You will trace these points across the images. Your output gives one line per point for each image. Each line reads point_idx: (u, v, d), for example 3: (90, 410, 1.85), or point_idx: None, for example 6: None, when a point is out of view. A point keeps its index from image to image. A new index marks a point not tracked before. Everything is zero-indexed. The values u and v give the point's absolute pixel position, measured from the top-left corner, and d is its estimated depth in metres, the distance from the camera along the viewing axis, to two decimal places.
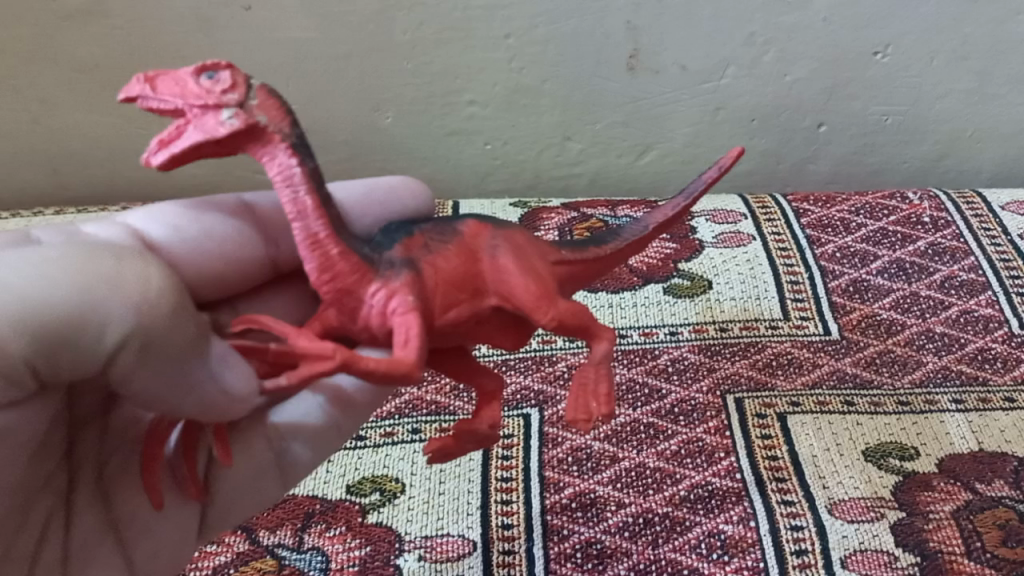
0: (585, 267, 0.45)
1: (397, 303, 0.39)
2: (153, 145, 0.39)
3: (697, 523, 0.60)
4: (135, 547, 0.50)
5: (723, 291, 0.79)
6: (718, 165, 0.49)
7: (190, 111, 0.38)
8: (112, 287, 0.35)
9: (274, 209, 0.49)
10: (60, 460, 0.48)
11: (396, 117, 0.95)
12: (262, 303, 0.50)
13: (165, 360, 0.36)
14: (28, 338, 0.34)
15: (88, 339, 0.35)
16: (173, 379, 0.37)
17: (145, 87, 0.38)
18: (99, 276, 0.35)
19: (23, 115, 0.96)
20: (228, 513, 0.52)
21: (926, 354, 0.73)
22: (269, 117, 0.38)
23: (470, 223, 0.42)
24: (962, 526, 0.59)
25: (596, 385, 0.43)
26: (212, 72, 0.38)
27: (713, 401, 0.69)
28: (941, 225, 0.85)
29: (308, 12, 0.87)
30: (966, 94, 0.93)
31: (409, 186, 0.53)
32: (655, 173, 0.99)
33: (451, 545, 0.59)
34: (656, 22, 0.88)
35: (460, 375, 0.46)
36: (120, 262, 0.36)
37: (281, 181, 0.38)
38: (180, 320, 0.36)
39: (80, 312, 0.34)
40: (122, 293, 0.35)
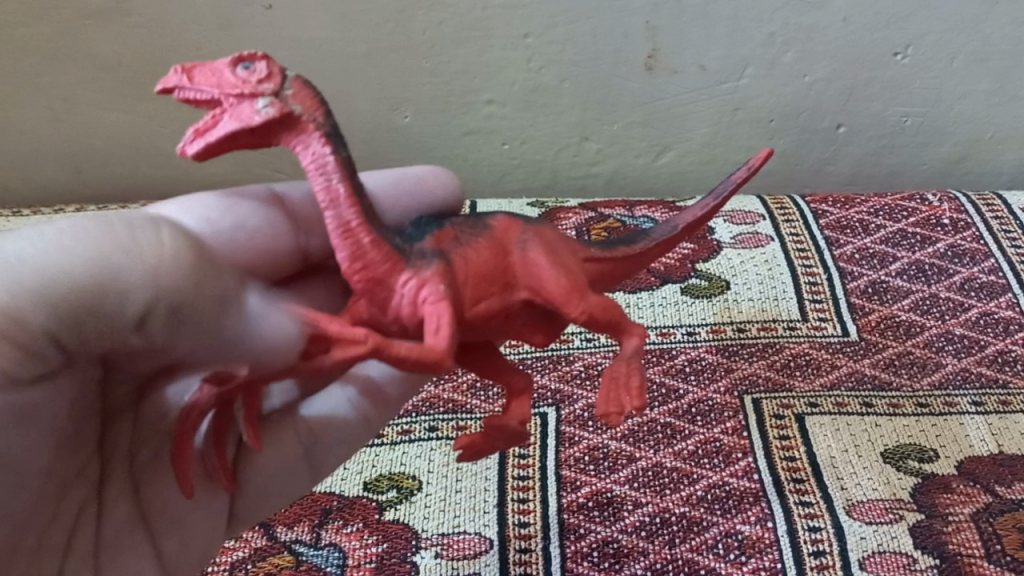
0: (615, 266, 0.45)
1: (428, 292, 0.39)
2: (188, 135, 0.39)
3: (713, 524, 0.60)
4: (166, 538, 0.51)
5: (741, 291, 0.79)
6: (747, 165, 0.48)
7: (227, 101, 0.38)
8: (132, 247, 0.36)
9: (306, 202, 0.50)
10: (93, 451, 0.49)
11: (414, 116, 0.95)
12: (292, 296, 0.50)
13: (194, 315, 0.38)
14: (57, 309, 0.36)
15: (121, 300, 0.37)
16: (207, 330, 0.38)
17: (182, 78, 0.39)
18: (117, 240, 0.36)
19: (46, 113, 0.97)
20: (257, 503, 0.53)
21: (945, 356, 0.72)
22: (303, 106, 0.38)
23: (501, 219, 0.43)
24: (981, 528, 0.59)
25: (628, 378, 0.43)
26: (248, 62, 0.39)
27: (730, 401, 0.69)
28: (961, 227, 0.85)
29: (328, 11, 0.88)
30: (986, 95, 0.93)
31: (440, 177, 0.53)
32: (672, 173, 0.99)
33: (467, 542, 0.59)
34: (675, 22, 0.88)
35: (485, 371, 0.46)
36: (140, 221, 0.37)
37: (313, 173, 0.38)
38: (206, 274, 0.37)
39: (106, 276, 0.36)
40: (144, 254, 0.36)
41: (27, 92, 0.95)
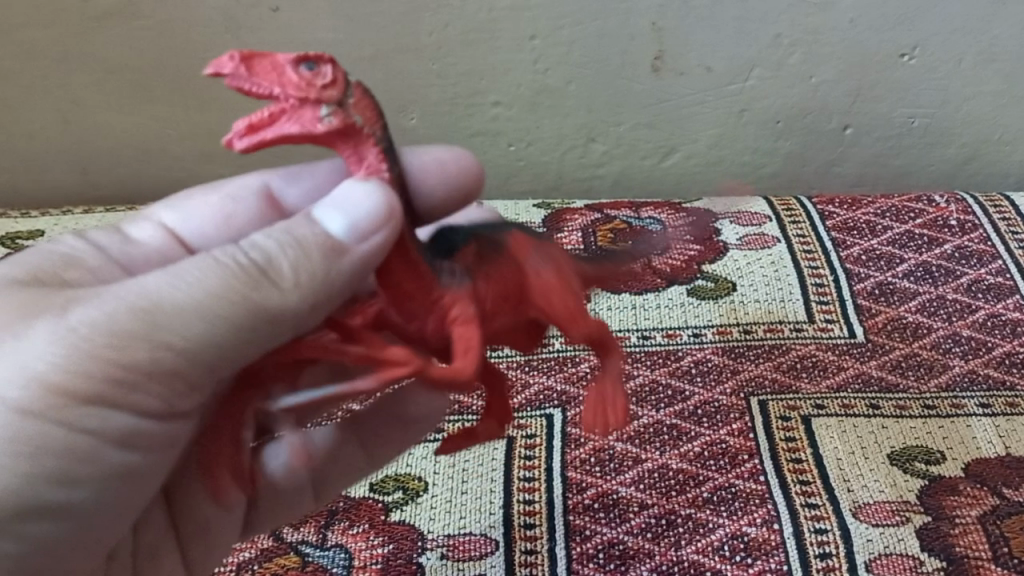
0: (605, 280, 0.46)
1: (457, 313, 0.39)
2: (238, 126, 0.37)
3: (719, 525, 0.60)
4: (191, 545, 0.55)
5: (747, 293, 0.79)
6: None
7: (286, 100, 0.37)
8: (268, 276, 0.40)
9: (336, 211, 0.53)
10: None
11: (421, 118, 0.95)
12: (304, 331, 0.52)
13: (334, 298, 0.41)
14: (207, 340, 0.40)
15: (262, 326, 0.40)
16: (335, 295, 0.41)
17: (239, 66, 0.37)
18: (250, 272, 0.40)
19: (54, 114, 0.97)
20: (272, 516, 0.58)
21: (952, 358, 0.72)
22: (364, 119, 0.38)
23: (517, 233, 0.42)
24: (988, 531, 0.59)
25: (614, 400, 0.45)
26: (313, 64, 0.37)
27: (736, 403, 0.69)
28: (968, 228, 0.85)
29: (335, 13, 0.88)
30: (993, 97, 0.93)
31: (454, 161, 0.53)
32: (678, 174, 0.99)
33: (473, 543, 0.59)
34: (681, 23, 0.88)
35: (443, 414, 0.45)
36: (267, 242, 0.41)
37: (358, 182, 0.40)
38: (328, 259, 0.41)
39: (249, 306, 0.39)
40: (279, 279, 0.40)
41: (35, 94, 0.96)
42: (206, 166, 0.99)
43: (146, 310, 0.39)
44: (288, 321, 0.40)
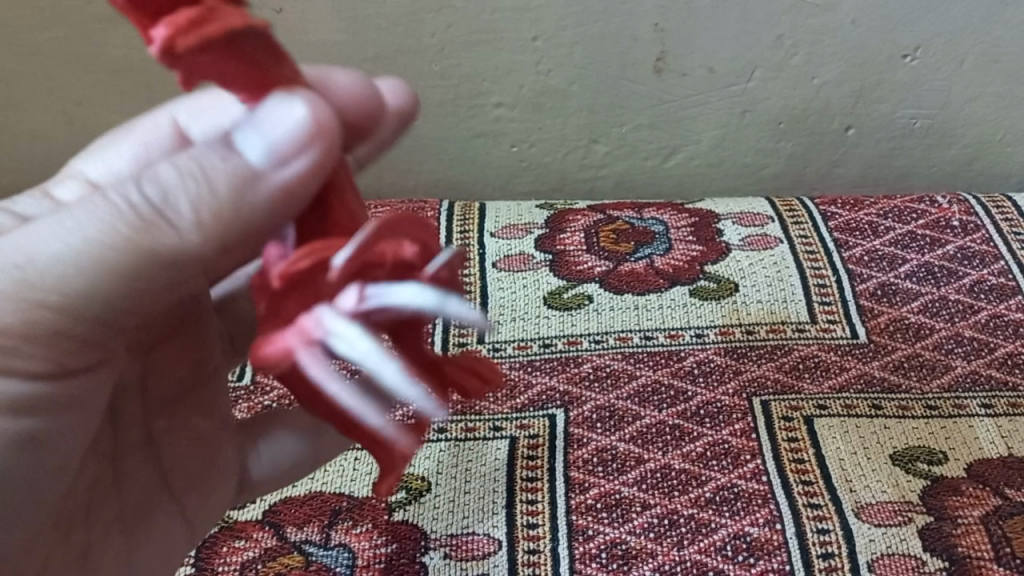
0: None
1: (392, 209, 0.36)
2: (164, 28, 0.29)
3: (721, 525, 0.60)
4: (185, 498, 0.55)
5: (749, 294, 0.79)
6: None
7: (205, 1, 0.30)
8: (165, 216, 0.37)
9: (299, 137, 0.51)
10: (105, 422, 0.51)
11: (424, 119, 0.95)
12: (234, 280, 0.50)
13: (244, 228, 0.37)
14: (112, 280, 0.38)
15: (163, 265, 0.38)
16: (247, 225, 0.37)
17: None
18: (142, 214, 0.37)
19: (58, 116, 0.98)
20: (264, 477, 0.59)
21: (955, 358, 0.72)
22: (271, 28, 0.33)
23: None
24: (991, 531, 0.59)
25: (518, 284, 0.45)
26: None
27: (739, 403, 0.69)
28: (971, 229, 0.85)
29: (339, 15, 0.88)
30: (995, 98, 0.93)
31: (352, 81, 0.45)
32: (681, 175, 0.99)
33: (476, 543, 0.60)
34: (684, 24, 0.88)
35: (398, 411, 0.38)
36: (162, 174, 0.37)
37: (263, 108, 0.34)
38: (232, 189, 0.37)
39: (146, 249, 0.38)
40: (177, 218, 0.37)
41: (39, 96, 0.96)
42: None
43: (41, 263, 0.38)
44: (196, 253, 0.38)
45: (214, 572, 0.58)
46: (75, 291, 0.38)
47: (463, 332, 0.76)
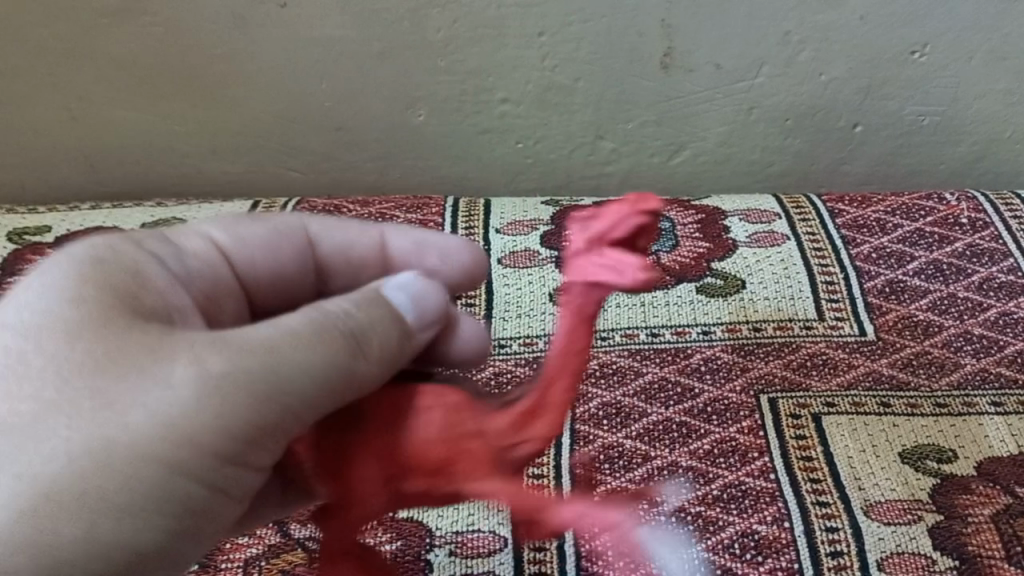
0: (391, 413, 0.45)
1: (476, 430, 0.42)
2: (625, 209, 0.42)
3: (729, 523, 0.59)
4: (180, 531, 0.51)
5: (757, 290, 0.78)
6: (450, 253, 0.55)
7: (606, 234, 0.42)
8: (362, 347, 0.41)
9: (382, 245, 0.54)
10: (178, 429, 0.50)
11: (429, 115, 0.95)
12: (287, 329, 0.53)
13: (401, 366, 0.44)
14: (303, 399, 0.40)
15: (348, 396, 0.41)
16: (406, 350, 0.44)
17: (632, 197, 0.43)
18: (346, 340, 0.41)
19: (62, 112, 0.97)
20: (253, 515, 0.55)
21: (964, 356, 0.71)
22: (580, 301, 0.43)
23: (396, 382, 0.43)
24: (1001, 530, 0.58)
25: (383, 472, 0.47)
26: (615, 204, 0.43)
27: (746, 401, 0.69)
28: (980, 226, 0.84)
29: (345, 10, 0.88)
30: (1004, 95, 0.92)
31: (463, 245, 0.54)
32: (687, 173, 0.98)
33: (482, 540, 0.59)
34: (691, 20, 0.88)
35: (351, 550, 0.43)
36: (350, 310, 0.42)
37: (589, 310, 0.43)
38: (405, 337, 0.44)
39: (343, 377, 0.41)
40: (370, 351, 0.41)
41: (42, 92, 0.96)
42: (213, 165, 0.99)
43: (261, 362, 0.39)
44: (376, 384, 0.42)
45: (217, 570, 0.58)
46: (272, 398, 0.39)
47: None
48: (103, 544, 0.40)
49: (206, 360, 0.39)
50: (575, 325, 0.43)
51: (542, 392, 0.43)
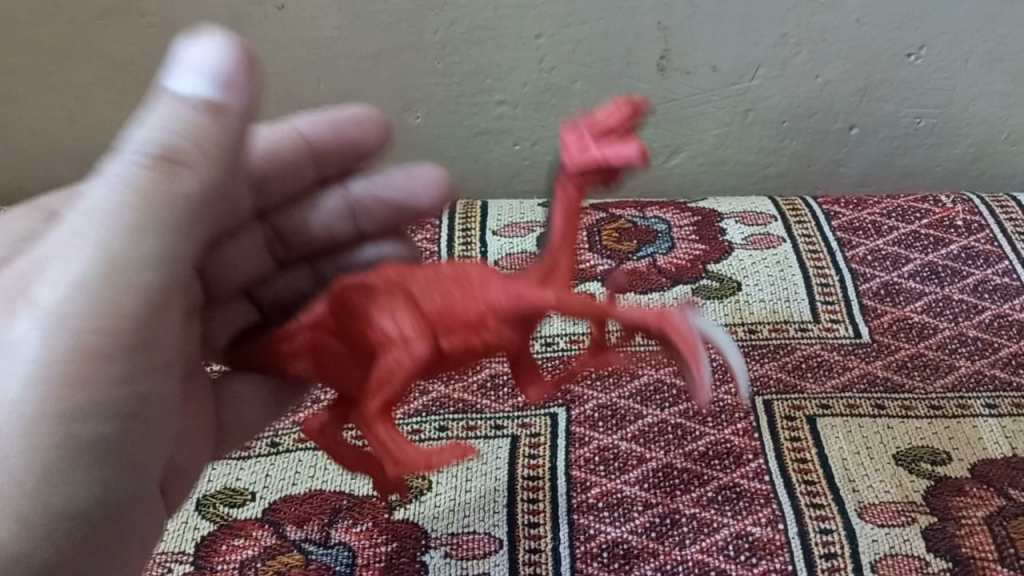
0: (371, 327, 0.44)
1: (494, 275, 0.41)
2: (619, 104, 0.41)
3: (724, 525, 0.60)
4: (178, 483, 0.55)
5: (752, 293, 0.79)
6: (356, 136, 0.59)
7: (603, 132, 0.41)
8: (176, 160, 0.40)
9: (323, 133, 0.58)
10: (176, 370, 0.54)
11: (426, 117, 0.95)
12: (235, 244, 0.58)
13: (233, 151, 0.42)
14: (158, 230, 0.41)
15: (195, 206, 0.42)
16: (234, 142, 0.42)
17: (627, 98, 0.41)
18: (159, 164, 0.40)
19: (60, 112, 0.97)
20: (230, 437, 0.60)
21: (959, 358, 0.72)
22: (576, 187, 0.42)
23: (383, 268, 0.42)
24: (995, 532, 0.58)
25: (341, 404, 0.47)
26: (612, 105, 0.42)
27: (741, 402, 0.69)
28: (975, 229, 0.85)
29: (343, 12, 0.89)
30: (1000, 97, 0.93)
31: (364, 113, 0.59)
32: (683, 175, 0.98)
33: (477, 542, 0.59)
34: (688, 22, 0.88)
35: (384, 438, 0.40)
36: (145, 129, 0.40)
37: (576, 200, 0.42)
38: (226, 125, 0.41)
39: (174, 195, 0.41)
40: (186, 158, 0.40)
41: (40, 94, 0.96)
42: None
43: (109, 235, 0.40)
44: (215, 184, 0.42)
45: (213, 571, 0.58)
46: (138, 256, 0.41)
47: None
48: (59, 512, 0.41)
49: (49, 288, 0.40)
50: (571, 216, 0.42)
51: (554, 256, 0.41)
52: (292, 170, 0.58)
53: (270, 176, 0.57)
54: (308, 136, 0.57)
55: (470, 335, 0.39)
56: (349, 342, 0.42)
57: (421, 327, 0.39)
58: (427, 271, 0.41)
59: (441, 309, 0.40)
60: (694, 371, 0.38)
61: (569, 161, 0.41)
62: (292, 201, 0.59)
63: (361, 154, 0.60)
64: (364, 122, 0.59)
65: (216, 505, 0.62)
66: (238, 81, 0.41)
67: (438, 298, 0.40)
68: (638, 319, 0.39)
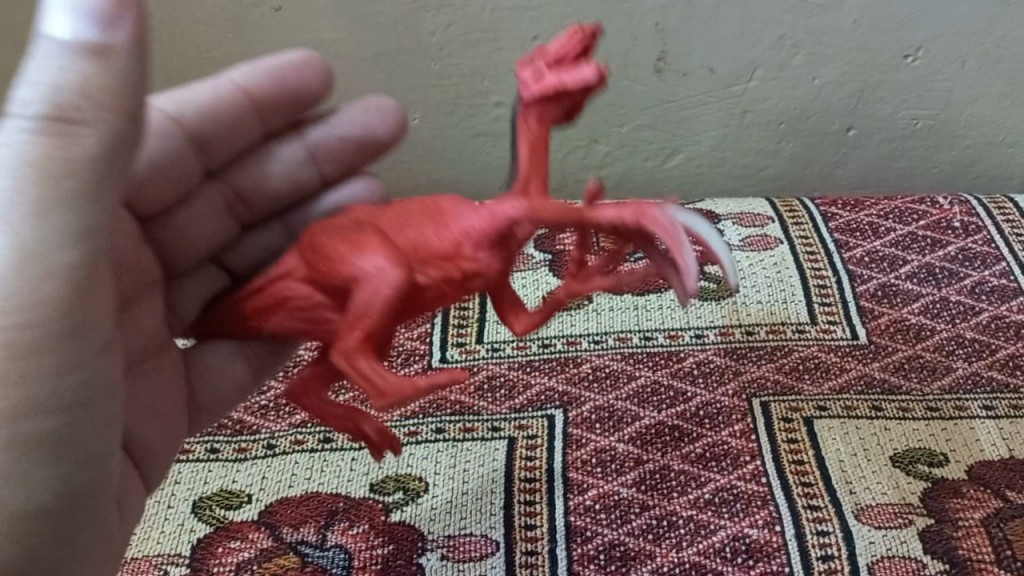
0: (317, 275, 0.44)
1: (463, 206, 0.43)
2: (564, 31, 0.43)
3: (721, 527, 0.59)
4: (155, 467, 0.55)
5: (749, 294, 0.78)
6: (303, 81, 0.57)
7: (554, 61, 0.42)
8: (73, 120, 0.37)
9: (264, 85, 0.55)
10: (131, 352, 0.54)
11: (423, 118, 0.95)
12: (188, 210, 0.57)
13: (137, 100, 0.39)
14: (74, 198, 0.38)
15: (105, 164, 0.39)
16: (133, 91, 0.38)
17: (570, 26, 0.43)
18: (55, 127, 0.37)
19: None
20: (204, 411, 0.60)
21: (956, 360, 0.72)
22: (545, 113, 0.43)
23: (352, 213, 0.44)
24: (992, 534, 0.58)
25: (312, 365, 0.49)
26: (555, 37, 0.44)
27: (738, 404, 0.69)
28: (972, 230, 0.85)
29: (339, 13, 0.89)
30: (997, 98, 0.93)
31: (309, 57, 0.57)
32: (680, 176, 0.98)
33: (473, 544, 0.59)
34: (685, 24, 0.88)
35: (367, 371, 0.41)
36: (30, 88, 0.37)
37: (544, 129, 0.43)
38: (121, 75, 0.37)
39: (80, 157, 0.38)
40: (82, 116, 0.37)
41: None
42: None
43: (20, 216, 0.38)
44: (123, 138, 0.39)
45: (209, 572, 0.58)
46: (54, 233, 0.38)
47: (462, 331, 0.76)
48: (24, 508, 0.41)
49: None
50: (537, 145, 0.43)
51: (522, 182, 0.43)
52: (240, 128, 0.56)
53: (214, 135, 0.55)
54: (250, 89, 0.55)
55: (446, 264, 0.41)
56: (323, 291, 0.44)
57: (396, 260, 0.41)
58: (397, 210, 0.43)
59: (415, 244, 0.42)
60: (680, 257, 0.40)
61: (527, 94, 0.43)
62: (246, 158, 0.58)
63: (313, 100, 0.57)
64: (308, 68, 0.56)
65: (212, 507, 0.62)
66: (122, 19, 0.37)
67: (411, 233, 0.42)
68: (615, 217, 0.41)
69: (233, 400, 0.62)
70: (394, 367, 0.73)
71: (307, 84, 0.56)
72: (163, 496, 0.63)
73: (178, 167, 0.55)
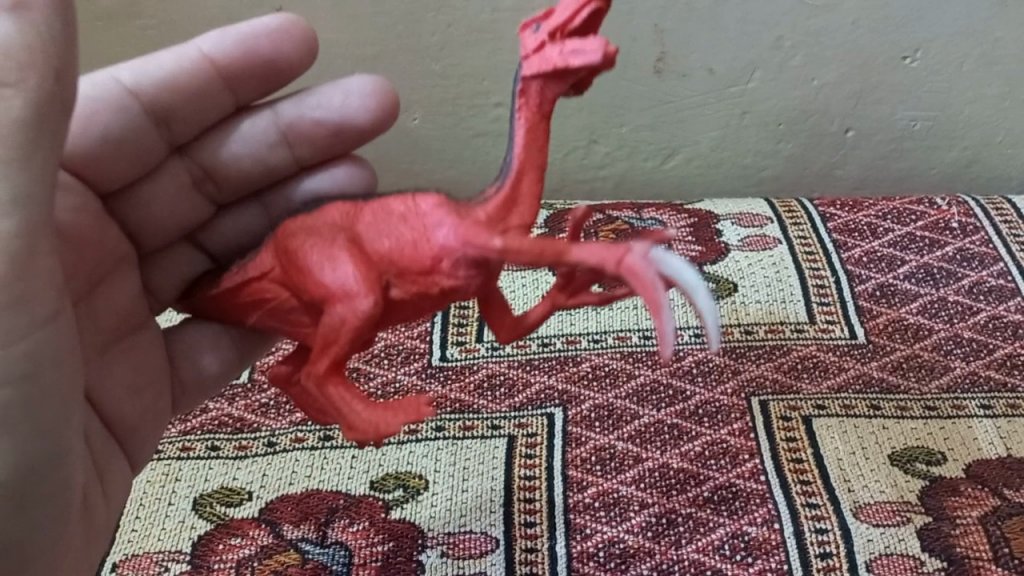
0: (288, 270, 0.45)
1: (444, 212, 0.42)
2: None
3: (720, 525, 0.60)
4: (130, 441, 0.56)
5: (748, 294, 0.79)
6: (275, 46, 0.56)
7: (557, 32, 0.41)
8: None
9: (228, 54, 0.55)
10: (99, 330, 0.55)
11: (423, 118, 0.95)
12: (155, 184, 0.58)
13: (64, 62, 0.38)
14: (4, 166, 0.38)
15: (37, 129, 0.38)
16: (58, 53, 0.38)
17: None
18: None
19: None
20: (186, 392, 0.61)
21: (954, 359, 0.72)
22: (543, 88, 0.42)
23: (336, 211, 0.44)
24: (990, 532, 0.59)
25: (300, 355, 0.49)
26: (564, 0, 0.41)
27: (737, 403, 0.69)
28: (971, 231, 0.85)
29: (339, 13, 0.89)
30: (996, 100, 0.93)
31: (284, 24, 0.55)
32: (679, 177, 0.99)
33: (473, 541, 0.60)
34: (684, 25, 0.88)
35: (335, 398, 0.43)
36: None
37: (543, 109, 0.42)
38: (42, 38, 0.37)
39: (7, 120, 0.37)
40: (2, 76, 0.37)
41: None
42: None
43: None
44: (53, 102, 0.38)
45: (209, 570, 0.58)
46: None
47: (462, 330, 0.76)
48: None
49: None
50: (535, 129, 0.42)
51: (514, 181, 0.42)
52: (206, 100, 0.56)
53: (178, 108, 0.55)
54: (214, 58, 0.55)
55: (424, 280, 0.42)
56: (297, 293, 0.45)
57: (367, 283, 0.41)
58: (376, 208, 0.43)
59: (390, 261, 0.42)
60: (655, 317, 0.38)
61: (527, 68, 0.41)
62: (213, 132, 0.58)
63: (281, 69, 0.56)
64: (278, 36, 0.55)
65: (212, 504, 0.62)
66: None
67: (387, 243, 0.42)
68: (596, 260, 0.39)
69: (218, 382, 0.62)
70: (394, 366, 0.74)
71: (278, 52, 0.55)
72: (164, 492, 0.64)
73: (138, 145, 0.55)
